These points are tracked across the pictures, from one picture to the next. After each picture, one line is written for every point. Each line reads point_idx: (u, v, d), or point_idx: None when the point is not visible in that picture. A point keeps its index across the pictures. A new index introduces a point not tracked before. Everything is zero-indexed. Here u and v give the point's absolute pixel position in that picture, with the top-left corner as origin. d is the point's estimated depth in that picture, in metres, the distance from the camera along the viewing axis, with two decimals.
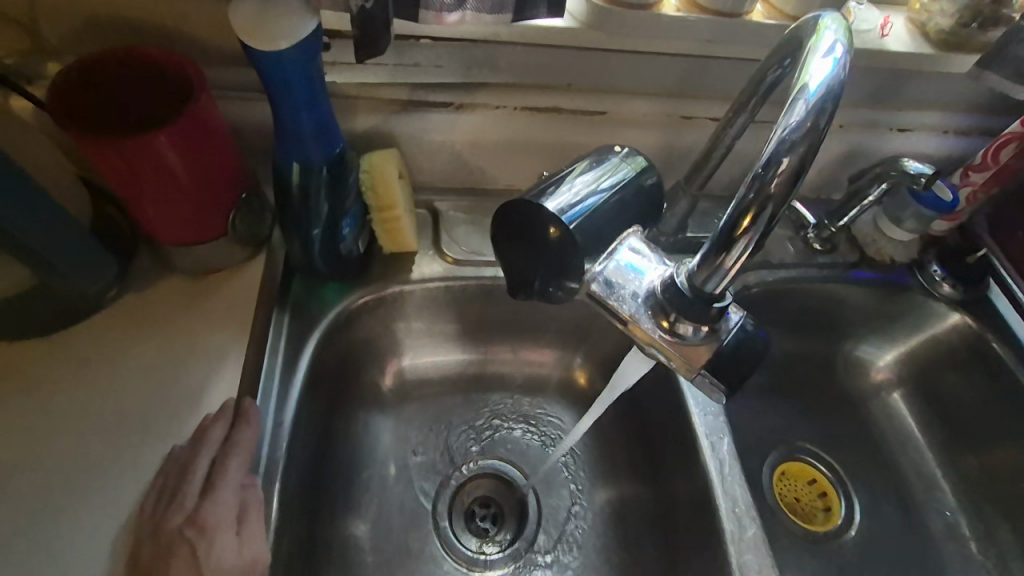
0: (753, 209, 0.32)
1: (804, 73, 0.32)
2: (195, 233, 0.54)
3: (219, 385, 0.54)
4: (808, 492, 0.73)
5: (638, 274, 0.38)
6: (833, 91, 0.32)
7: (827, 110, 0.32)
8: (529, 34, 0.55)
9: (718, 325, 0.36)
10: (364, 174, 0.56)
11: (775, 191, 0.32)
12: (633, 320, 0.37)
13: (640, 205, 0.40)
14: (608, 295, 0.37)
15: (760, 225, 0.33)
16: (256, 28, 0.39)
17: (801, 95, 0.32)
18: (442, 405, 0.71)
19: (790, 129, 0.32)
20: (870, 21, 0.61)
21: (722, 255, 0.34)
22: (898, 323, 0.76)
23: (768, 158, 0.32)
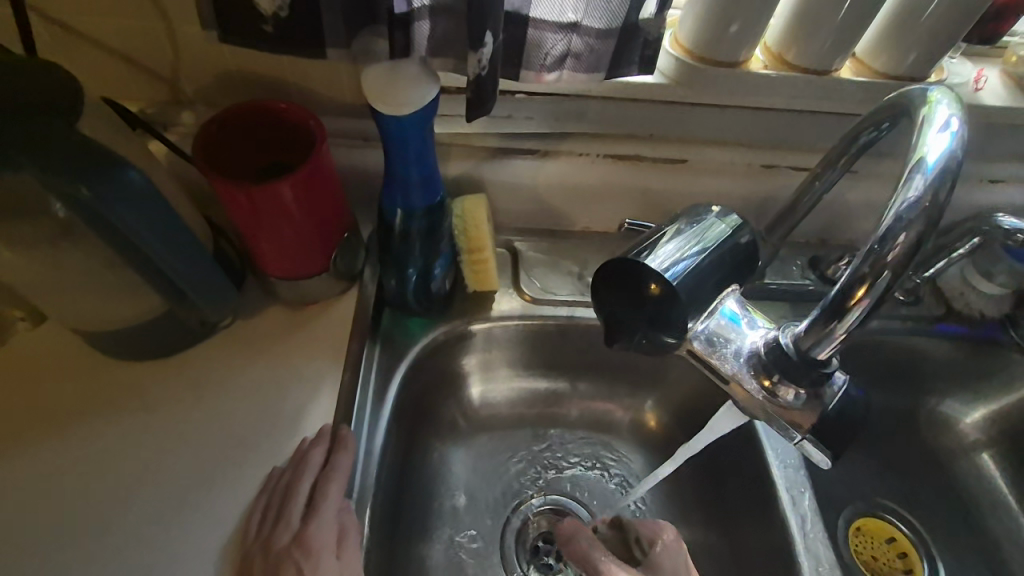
0: (869, 279, 0.32)
1: (921, 146, 0.31)
2: (301, 267, 0.59)
3: (315, 410, 0.57)
4: (887, 551, 0.70)
5: (740, 336, 0.38)
6: (952, 165, 0.31)
7: (947, 183, 0.31)
8: (618, 89, 0.57)
9: (823, 389, 0.37)
10: (456, 218, 0.59)
11: (892, 262, 0.31)
12: (733, 378, 0.38)
13: (737, 263, 0.40)
14: (709, 353, 0.38)
15: (875, 294, 0.32)
16: (382, 94, 0.43)
17: (919, 168, 0.31)
18: (513, 438, 0.72)
19: (910, 200, 0.31)
20: (963, 75, 0.60)
21: (834, 323, 0.33)
22: (988, 378, 0.73)
23: (887, 229, 0.31)
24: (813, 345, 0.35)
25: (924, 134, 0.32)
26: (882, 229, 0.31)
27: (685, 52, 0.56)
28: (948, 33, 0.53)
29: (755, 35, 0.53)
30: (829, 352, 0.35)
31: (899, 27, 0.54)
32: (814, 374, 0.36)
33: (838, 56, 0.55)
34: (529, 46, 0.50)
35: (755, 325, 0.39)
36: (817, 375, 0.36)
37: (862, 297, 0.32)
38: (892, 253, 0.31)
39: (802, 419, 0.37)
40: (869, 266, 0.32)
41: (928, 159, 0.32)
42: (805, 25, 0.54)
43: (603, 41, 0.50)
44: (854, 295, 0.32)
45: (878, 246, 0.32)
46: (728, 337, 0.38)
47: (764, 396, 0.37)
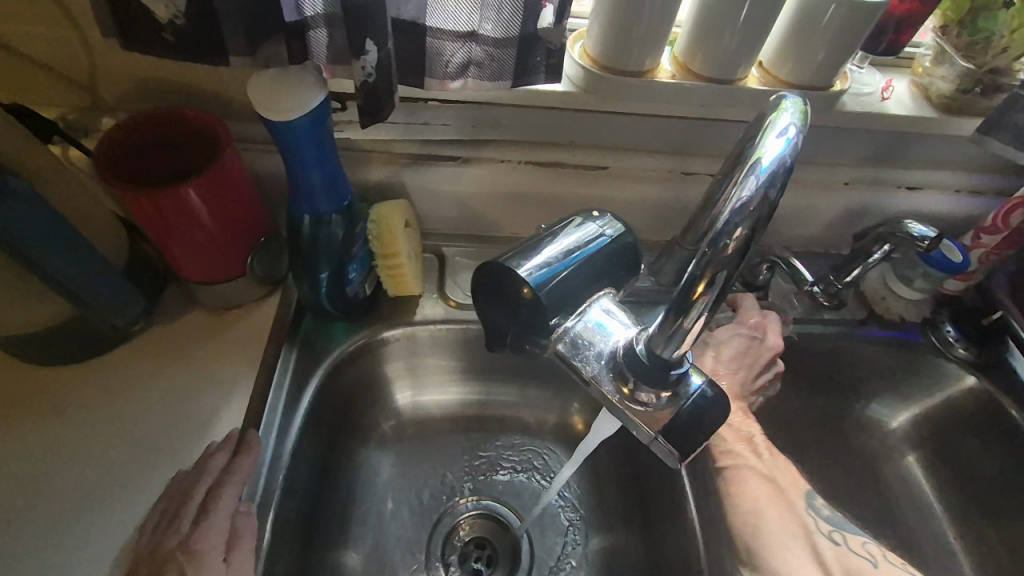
0: (706, 276, 0.32)
1: (757, 148, 0.32)
2: (217, 272, 0.59)
3: (226, 415, 0.57)
4: None
5: (604, 338, 0.39)
6: (783, 169, 0.32)
7: (778, 185, 0.32)
8: (529, 97, 0.58)
9: (678, 391, 0.38)
10: (372, 224, 0.59)
11: (726, 261, 0.32)
12: (595, 380, 0.39)
13: (615, 268, 0.41)
14: (573, 353, 0.39)
15: (715, 290, 0.33)
16: (267, 101, 0.44)
17: (754, 169, 0.32)
18: (442, 442, 0.73)
19: (743, 199, 0.31)
20: (870, 84, 0.63)
21: (679, 319, 0.34)
22: (912, 381, 0.73)
23: (721, 228, 0.32)
24: (665, 344, 0.36)
25: (764, 138, 0.33)
26: (718, 228, 0.32)
27: (592, 61, 0.57)
28: (845, 42, 0.55)
29: (657, 43, 0.54)
30: (683, 350, 0.36)
31: (797, 37, 0.56)
32: (665, 378, 0.37)
33: (740, 65, 0.57)
34: (430, 53, 0.51)
35: (620, 329, 0.40)
36: (668, 376, 0.37)
37: (703, 294, 0.33)
38: (723, 252, 0.31)
39: (657, 420, 0.38)
40: (705, 264, 0.32)
41: (765, 161, 0.32)
42: (706, 35, 0.55)
43: (503, 50, 0.51)
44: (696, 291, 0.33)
45: (715, 243, 0.32)
46: (592, 339, 0.39)
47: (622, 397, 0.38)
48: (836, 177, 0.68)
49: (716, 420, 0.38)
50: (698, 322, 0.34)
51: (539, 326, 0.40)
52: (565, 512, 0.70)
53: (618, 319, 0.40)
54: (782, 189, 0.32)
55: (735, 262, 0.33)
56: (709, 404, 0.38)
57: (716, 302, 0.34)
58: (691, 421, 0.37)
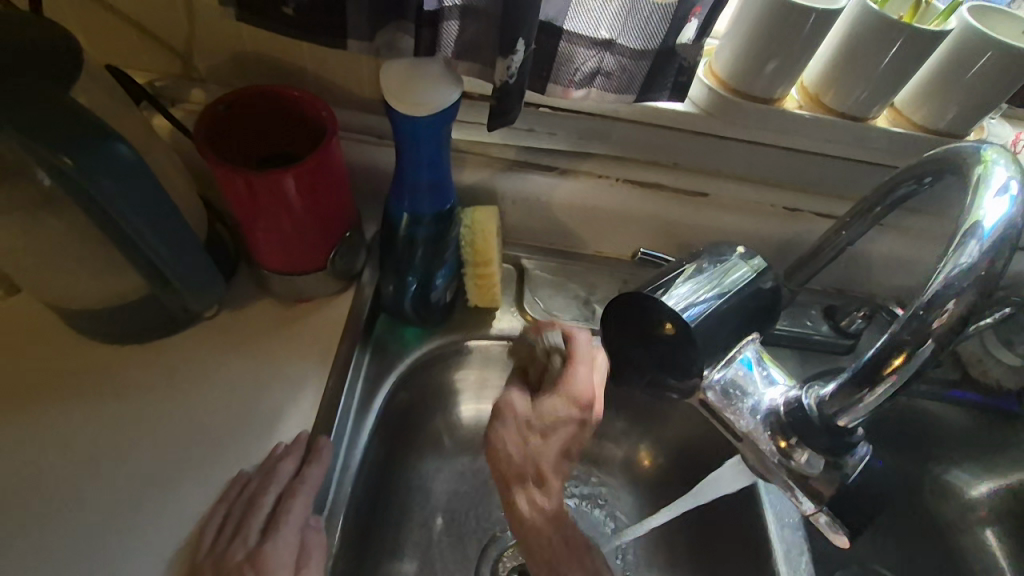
0: (909, 346, 0.29)
1: (977, 210, 0.29)
2: (299, 262, 0.56)
3: (293, 415, 0.54)
4: None
5: (760, 390, 0.36)
6: (1011, 236, 0.28)
7: (1005, 251, 0.28)
8: (646, 113, 0.55)
9: (845, 460, 0.34)
10: (465, 229, 0.56)
11: (938, 333, 0.29)
12: (747, 436, 0.36)
13: (761, 308, 0.38)
14: (724, 405, 0.36)
15: (916, 363, 0.30)
16: (403, 93, 0.41)
17: (974, 233, 0.29)
18: (499, 461, 0.69)
19: (964, 265, 0.28)
20: (1001, 136, 0.59)
21: (864, 390, 0.31)
22: (999, 454, 0.69)
23: (936, 295, 0.29)
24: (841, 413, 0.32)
25: (980, 198, 0.30)
26: (930, 294, 0.29)
27: (719, 82, 0.54)
28: (994, 91, 0.51)
29: (795, 72, 0.51)
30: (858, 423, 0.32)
31: (943, 80, 0.52)
32: (839, 444, 0.33)
33: (876, 105, 0.53)
34: (560, 59, 0.48)
35: (777, 381, 0.36)
36: (839, 445, 0.33)
37: (898, 366, 0.30)
38: (937, 322, 0.28)
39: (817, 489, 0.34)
40: (910, 334, 0.29)
41: (983, 225, 0.29)
42: (847, 70, 0.51)
43: (637, 62, 0.48)
44: (890, 362, 0.30)
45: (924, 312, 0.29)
46: (746, 391, 0.36)
47: (777, 457, 0.35)
48: (946, 230, 0.64)
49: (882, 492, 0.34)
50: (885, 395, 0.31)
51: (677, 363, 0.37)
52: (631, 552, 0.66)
53: (774, 371, 0.37)
54: (1008, 257, 0.29)
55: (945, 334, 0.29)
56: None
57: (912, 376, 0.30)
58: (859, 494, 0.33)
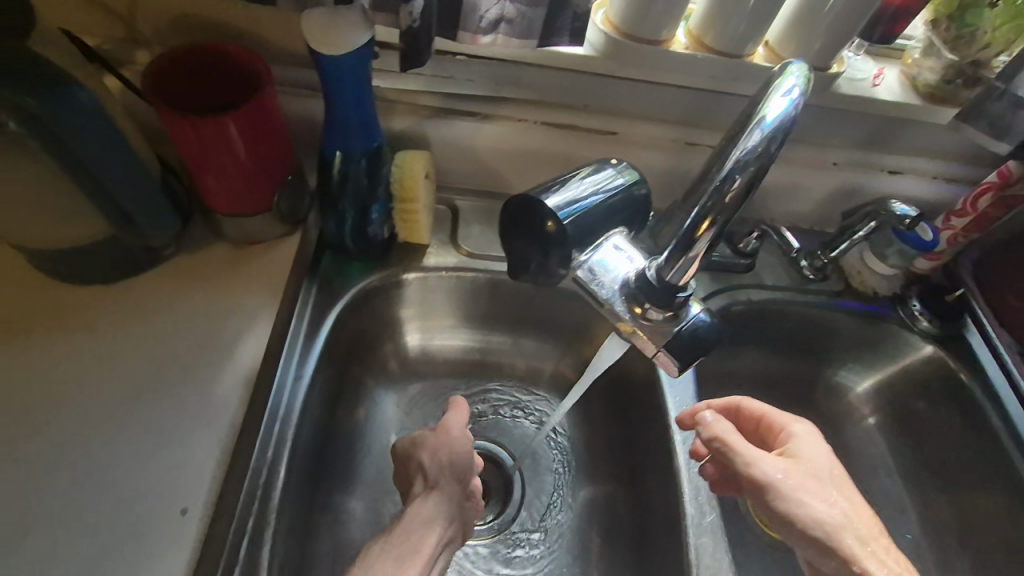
0: (710, 216, 0.40)
1: (762, 106, 0.37)
2: (247, 204, 0.62)
3: (248, 339, 0.61)
4: None
5: (618, 268, 0.45)
6: (784, 126, 0.37)
7: (778, 138, 0.37)
8: (551, 58, 0.62)
9: (681, 312, 0.44)
10: (396, 168, 0.63)
11: (728, 203, 0.39)
12: (609, 302, 0.45)
13: (626, 206, 0.45)
14: (590, 280, 0.45)
15: (715, 229, 0.40)
16: (324, 36, 0.47)
17: (758, 125, 0.37)
18: (443, 381, 0.78)
19: (746, 150, 0.37)
20: (864, 71, 0.67)
21: (684, 254, 0.42)
22: (878, 351, 0.81)
23: (726, 176, 0.38)
24: (674, 273, 0.43)
25: (769, 97, 0.38)
26: (724, 174, 0.38)
27: (614, 28, 0.60)
28: (846, 26, 0.59)
29: (675, 15, 0.58)
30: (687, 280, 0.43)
31: (801, 21, 0.60)
32: (676, 302, 0.44)
33: (749, 43, 0.61)
34: (465, 7, 0.54)
35: (632, 260, 0.45)
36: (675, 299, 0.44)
37: (703, 234, 0.41)
38: (726, 195, 0.38)
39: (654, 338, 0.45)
40: (710, 207, 0.39)
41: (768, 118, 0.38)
42: (721, 12, 0.59)
43: (533, 9, 0.55)
44: (698, 229, 0.41)
45: (719, 188, 0.39)
46: (607, 270, 0.44)
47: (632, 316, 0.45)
48: (825, 158, 0.74)
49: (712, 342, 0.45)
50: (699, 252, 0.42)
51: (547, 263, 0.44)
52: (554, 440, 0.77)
53: (629, 254, 0.45)
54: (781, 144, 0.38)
55: (732, 207, 0.39)
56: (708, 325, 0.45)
57: (716, 238, 0.41)
58: (690, 338, 0.44)
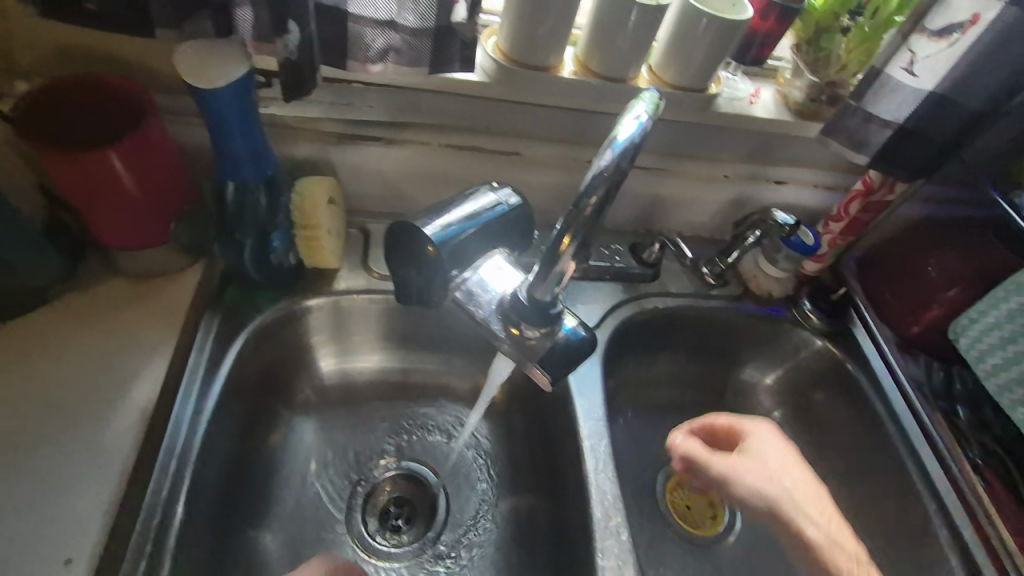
0: (570, 232, 0.42)
1: (614, 127, 0.40)
2: (141, 238, 0.61)
3: (145, 375, 0.59)
4: (699, 501, 0.83)
5: (493, 288, 0.47)
6: (633, 146, 0.40)
7: (629, 157, 0.40)
8: (446, 84, 0.64)
9: (554, 327, 0.46)
10: (296, 195, 0.63)
11: (586, 218, 0.41)
12: (487, 321, 0.46)
13: (504, 229, 0.49)
14: (467, 300, 0.47)
15: (576, 243, 0.42)
16: (197, 71, 0.47)
17: (611, 145, 0.40)
18: (364, 404, 0.78)
19: (600, 168, 0.40)
20: (742, 91, 0.73)
21: (551, 268, 0.43)
22: (778, 348, 0.86)
23: (583, 191, 0.41)
24: (541, 289, 0.44)
25: (622, 119, 0.41)
26: (581, 190, 0.41)
27: (503, 55, 0.63)
28: (717, 51, 0.64)
29: (557, 43, 0.61)
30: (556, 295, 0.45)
31: (676, 47, 0.65)
32: (548, 319, 0.46)
33: (630, 68, 0.65)
34: (351, 38, 0.55)
35: (508, 280, 0.48)
36: (548, 316, 0.46)
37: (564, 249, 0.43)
38: (583, 210, 0.40)
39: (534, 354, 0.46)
40: (569, 223, 0.41)
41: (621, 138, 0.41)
42: (602, 39, 0.62)
43: (419, 39, 0.56)
44: (560, 245, 0.43)
45: (578, 204, 0.41)
46: (484, 289, 0.46)
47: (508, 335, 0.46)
48: (716, 172, 0.79)
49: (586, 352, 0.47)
50: (564, 265, 0.44)
51: (428, 281, 0.47)
52: (475, 453, 0.78)
53: (506, 274, 0.48)
54: (633, 161, 0.41)
55: (592, 220, 0.42)
56: (579, 341, 0.47)
57: (579, 252, 0.43)
58: (561, 354, 0.46)
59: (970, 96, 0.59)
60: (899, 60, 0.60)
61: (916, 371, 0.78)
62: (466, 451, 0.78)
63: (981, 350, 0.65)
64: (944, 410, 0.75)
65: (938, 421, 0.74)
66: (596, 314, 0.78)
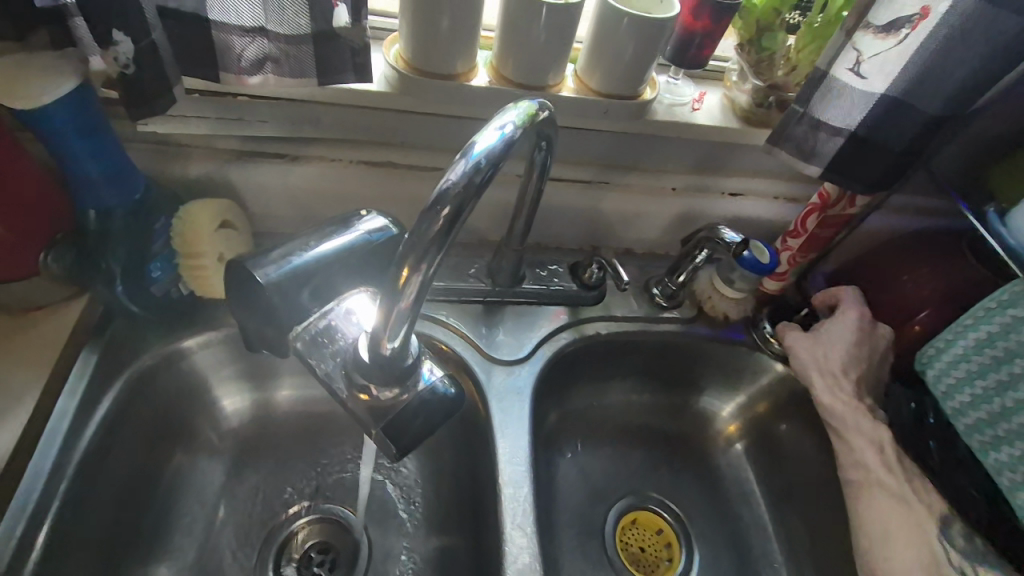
0: (413, 254, 0.37)
1: (471, 136, 0.37)
2: (4, 273, 0.54)
3: (3, 423, 0.53)
4: (655, 542, 0.75)
5: (343, 336, 0.44)
6: (489, 159, 0.37)
7: (484, 171, 0.37)
8: (345, 95, 0.58)
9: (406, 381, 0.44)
10: (178, 221, 0.57)
11: (433, 239, 0.37)
12: (330, 376, 0.43)
13: (362, 262, 0.46)
14: (310, 350, 0.43)
15: (422, 269, 0.38)
16: (11, 88, 0.44)
17: (465, 155, 0.37)
18: (279, 442, 0.72)
19: (450, 181, 0.36)
20: (683, 96, 0.66)
21: (393, 301, 0.39)
22: (739, 374, 0.79)
23: (431, 207, 0.37)
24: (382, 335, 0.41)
25: (483, 129, 0.38)
26: (429, 207, 0.37)
27: (405, 64, 0.56)
28: (646, 52, 0.57)
29: (461, 49, 0.55)
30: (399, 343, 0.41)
31: (598, 51, 0.58)
32: (397, 375, 0.43)
33: (549, 74, 0.58)
34: (219, 47, 0.49)
35: (359, 326, 0.45)
36: (395, 369, 0.43)
37: (407, 280, 0.38)
38: (430, 228, 0.36)
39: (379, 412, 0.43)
40: (412, 244, 0.37)
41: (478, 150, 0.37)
42: (514, 43, 0.56)
43: (297, 47, 0.50)
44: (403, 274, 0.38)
45: (425, 222, 0.37)
46: (332, 337, 0.44)
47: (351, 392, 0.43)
48: (662, 184, 0.72)
49: (442, 409, 0.44)
50: (408, 301, 0.39)
51: (278, 332, 0.44)
52: (402, 494, 0.71)
53: (359, 320, 0.45)
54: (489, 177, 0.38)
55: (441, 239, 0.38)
56: (434, 397, 0.44)
57: (426, 281, 0.39)
58: (411, 414, 0.43)
59: (926, 100, 0.53)
60: (844, 60, 0.54)
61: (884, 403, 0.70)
62: (394, 490, 0.72)
63: (951, 384, 0.58)
64: (915, 447, 0.67)
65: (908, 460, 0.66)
66: (530, 343, 0.70)
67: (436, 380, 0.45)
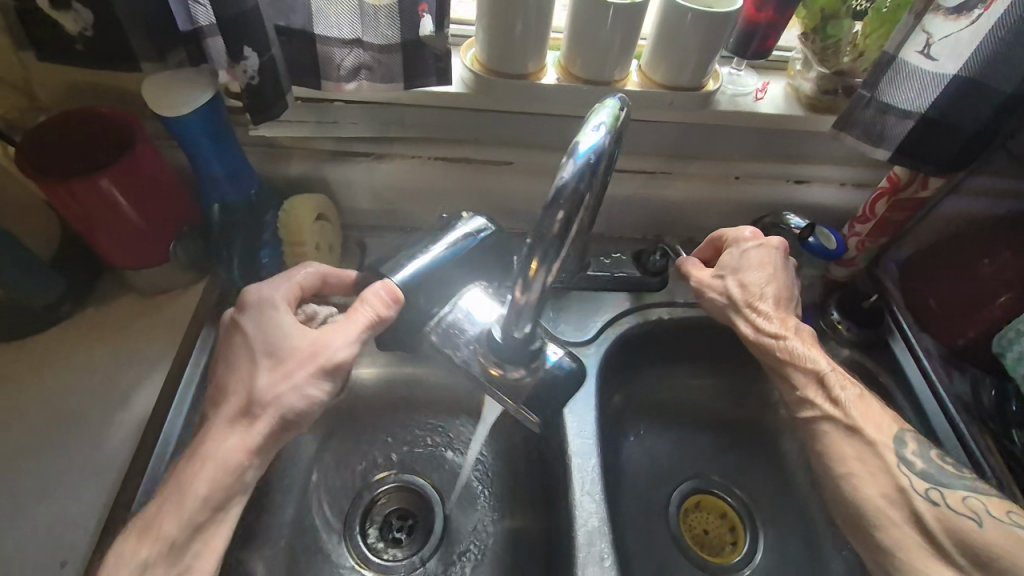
0: (539, 251, 0.45)
1: (574, 138, 0.41)
2: (143, 257, 0.64)
3: (145, 387, 0.63)
4: (718, 526, 0.77)
5: (473, 326, 0.59)
6: (595, 158, 0.41)
7: (591, 171, 0.41)
8: (428, 97, 0.64)
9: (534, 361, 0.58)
10: (283, 212, 0.65)
11: (554, 236, 0.43)
12: (468, 362, 0.57)
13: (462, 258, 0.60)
14: (447, 342, 0.58)
15: (546, 261, 0.45)
16: (161, 100, 0.52)
17: (572, 157, 0.41)
18: (364, 415, 0.79)
19: (562, 184, 0.41)
20: (747, 86, 0.68)
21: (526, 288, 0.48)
22: None
23: (547, 208, 0.42)
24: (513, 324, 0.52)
25: (583, 128, 0.41)
26: (547, 208, 0.43)
27: (482, 66, 0.62)
28: (711, 44, 0.59)
29: (533, 51, 0.59)
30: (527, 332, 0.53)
31: (662, 47, 0.61)
32: (526, 358, 0.57)
33: (614, 70, 0.62)
34: (322, 59, 0.56)
35: (482, 320, 0.59)
36: (524, 355, 0.56)
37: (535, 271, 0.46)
38: (551, 228, 0.42)
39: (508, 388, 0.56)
40: (537, 241, 0.44)
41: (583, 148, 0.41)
42: (582, 42, 0.59)
43: (387, 55, 0.56)
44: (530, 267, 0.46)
45: (545, 222, 0.43)
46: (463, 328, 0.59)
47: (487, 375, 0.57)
48: (726, 172, 0.74)
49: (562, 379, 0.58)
50: (536, 290, 0.48)
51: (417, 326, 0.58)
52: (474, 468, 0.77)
53: (479, 316, 0.59)
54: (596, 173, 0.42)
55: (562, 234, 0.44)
56: (560, 372, 0.58)
57: (550, 272, 0.46)
58: (544, 388, 0.57)
59: (1001, 79, 0.53)
60: (913, 44, 0.54)
61: (961, 390, 0.69)
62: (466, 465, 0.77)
63: None
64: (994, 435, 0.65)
65: (987, 449, 0.65)
66: (594, 327, 0.73)
67: (560, 361, 0.59)
